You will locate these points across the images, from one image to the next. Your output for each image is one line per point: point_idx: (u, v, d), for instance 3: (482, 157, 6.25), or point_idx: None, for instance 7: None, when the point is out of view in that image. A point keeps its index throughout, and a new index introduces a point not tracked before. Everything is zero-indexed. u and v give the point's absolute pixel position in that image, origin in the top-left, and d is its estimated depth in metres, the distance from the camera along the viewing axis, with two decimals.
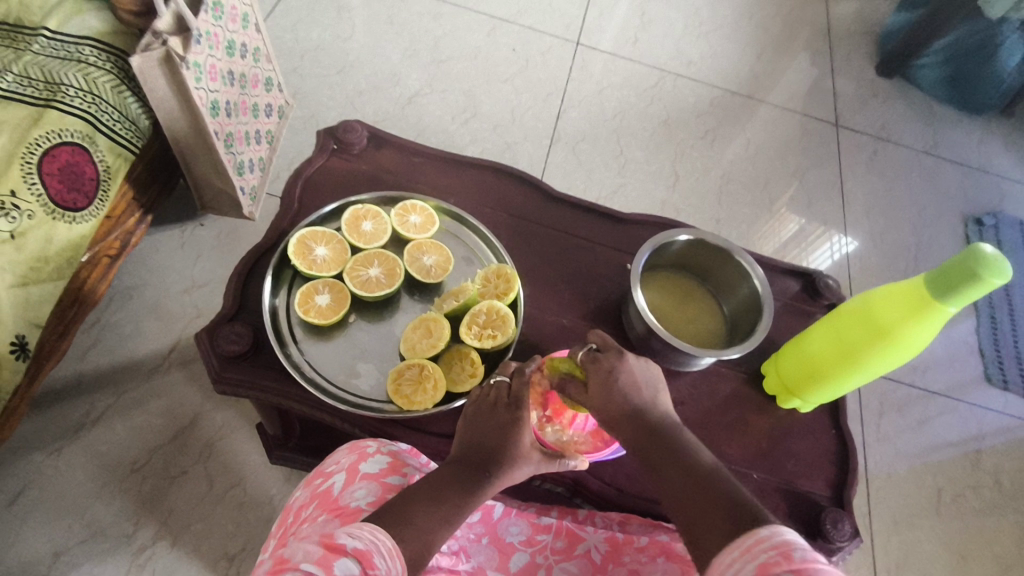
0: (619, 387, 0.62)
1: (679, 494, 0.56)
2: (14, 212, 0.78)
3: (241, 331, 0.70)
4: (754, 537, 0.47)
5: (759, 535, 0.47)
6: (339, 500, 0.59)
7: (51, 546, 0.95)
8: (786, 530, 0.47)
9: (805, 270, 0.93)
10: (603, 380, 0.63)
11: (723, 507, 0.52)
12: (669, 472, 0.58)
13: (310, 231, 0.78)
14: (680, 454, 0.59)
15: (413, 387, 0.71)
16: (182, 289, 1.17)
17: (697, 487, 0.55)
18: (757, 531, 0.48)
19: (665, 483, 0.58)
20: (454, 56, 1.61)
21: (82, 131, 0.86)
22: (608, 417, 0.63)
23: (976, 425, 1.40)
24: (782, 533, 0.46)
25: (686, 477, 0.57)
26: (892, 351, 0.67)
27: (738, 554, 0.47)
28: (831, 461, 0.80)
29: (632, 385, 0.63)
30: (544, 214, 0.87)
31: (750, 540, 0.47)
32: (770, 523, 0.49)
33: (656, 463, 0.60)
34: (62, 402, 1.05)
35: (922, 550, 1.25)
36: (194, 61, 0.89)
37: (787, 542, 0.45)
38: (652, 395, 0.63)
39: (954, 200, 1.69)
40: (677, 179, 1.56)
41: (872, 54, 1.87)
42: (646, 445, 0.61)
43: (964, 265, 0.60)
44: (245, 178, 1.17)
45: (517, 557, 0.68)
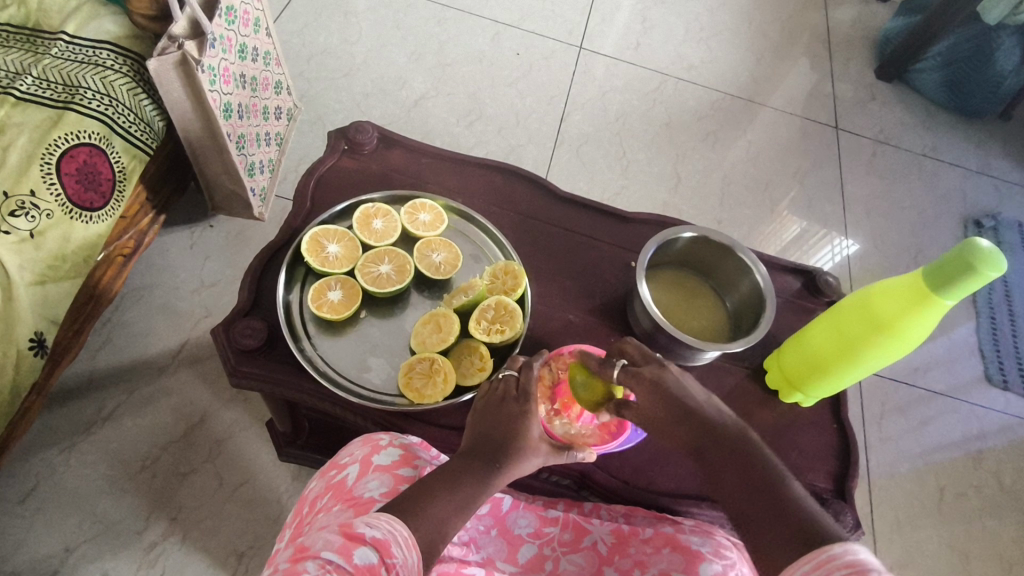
0: (672, 392, 0.64)
1: (739, 499, 0.59)
2: (33, 212, 0.80)
3: (256, 326, 0.72)
4: (828, 553, 0.49)
5: (832, 550, 0.49)
6: (354, 490, 0.61)
7: (64, 541, 0.97)
8: (857, 548, 0.49)
9: (806, 267, 0.95)
10: (653, 387, 0.65)
11: (786, 516, 0.55)
12: (728, 479, 0.60)
13: (322, 228, 0.79)
14: (739, 458, 0.61)
15: (424, 380, 0.73)
16: (193, 288, 1.19)
17: (756, 493, 0.58)
18: (825, 547, 0.50)
19: (725, 487, 0.60)
20: (459, 60, 1.63)
21: (99, 132, 0.88)
22: (662, 420, 0.65)
23: (977, 424, 1.41)
24: (856, 552, 0.48)
25: (742, 482, 0.59)
26: (892, 343, 0.69)
27: (809, 568, 0.50)
28: (832, 455, 0.81)
29: (681, 392, 0.64)
30: (550, 212, 0.89)
31: (822, 555, 0.50)
32: (837, 537, 0.51)
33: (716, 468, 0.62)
34: (75, 400, 1.06)
35: (923, 548, 1.26)
36: (209, 64, 0.91)
37: (862, 562, 0.47)
38: (701, 396, 0.65)
39: (953, 202, 1.70)
40: (679, 181, 1.58)
41: (872, 58, 1.89)
42: (703, 447, 0.63)
43: (960, 258, 0.62)
44: (255, 179, 1.19)
45: (525, 548, 0.70)
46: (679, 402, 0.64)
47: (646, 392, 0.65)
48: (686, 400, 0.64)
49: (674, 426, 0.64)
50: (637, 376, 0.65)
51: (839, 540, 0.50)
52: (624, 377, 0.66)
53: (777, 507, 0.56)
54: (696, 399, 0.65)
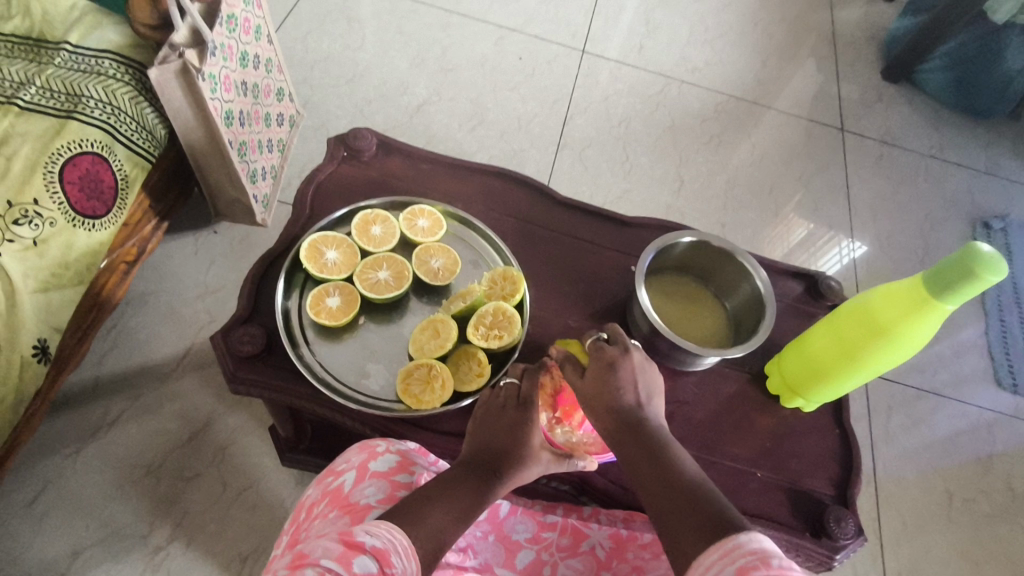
0: (617, 379, 0.62)
1: (658, 496, 0.55)
2: (36, 219, 0.81)
3: (255, 333, 0.72)
4: (733, 543, 0.45)
5: (737, 541, 0.45)
6: (350, 497, 0.61)
7: (69, 546, 0.97)
8: (762, 537, 0.45)
9: (808, 271, 0.94)
10: (602, 369, 0.63)
11: (701, 511, 0.51)
12: (648, 476, 0.56)
13: (321, 235, 0.80)
14: (657, 456, 0.57)
15: (422, 386, 0.73)
16: (196, 294, 1.20)
17: (674, 490, 0.54)
18: (732, 537, 0.46)
19: (644, 485, 0.56)
20: (462, 65, 1.63)
21: (102, 141, 0.88)
22: (597, 408, 0.62)
23: (986, 429, 1.39)
24: (760, 541, 0.44)
25: (663, 479, 0.55)
26: (891, 349, 0.68)
27: (717, 557, 0.45)
28: (834, 461, 0.80)
29: (631, 378, 0.62)
30: (549, 218, 0.88)
31: (730, 545, 0.45)
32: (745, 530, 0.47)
33: (637, 463, 0.58)
34: (80, 405, 1.07)
35: (931, 553, 1.25)
36: (209, 73, 0.91)
37: (764, 549, 0.44)
38: (643, 391, 0.62)
39: (960, 203, 1.69)
40: (682, 184, 1.58)
41: (877, 59, 1.88)
42: (625, 441, 0.59)
43: (960, 263, 0.61)
44: (258, 186, 1.19)
45: (523, 554, 0.70)
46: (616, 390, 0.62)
47: (597, 370, 0.63)
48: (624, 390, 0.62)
49: (606, 413, 0.61)
50: (603, 353, 0.64)
51: (744, 532, 0.46)
52: (593, 353, 0.65)
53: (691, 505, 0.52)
54: (633, 391, 0.62)
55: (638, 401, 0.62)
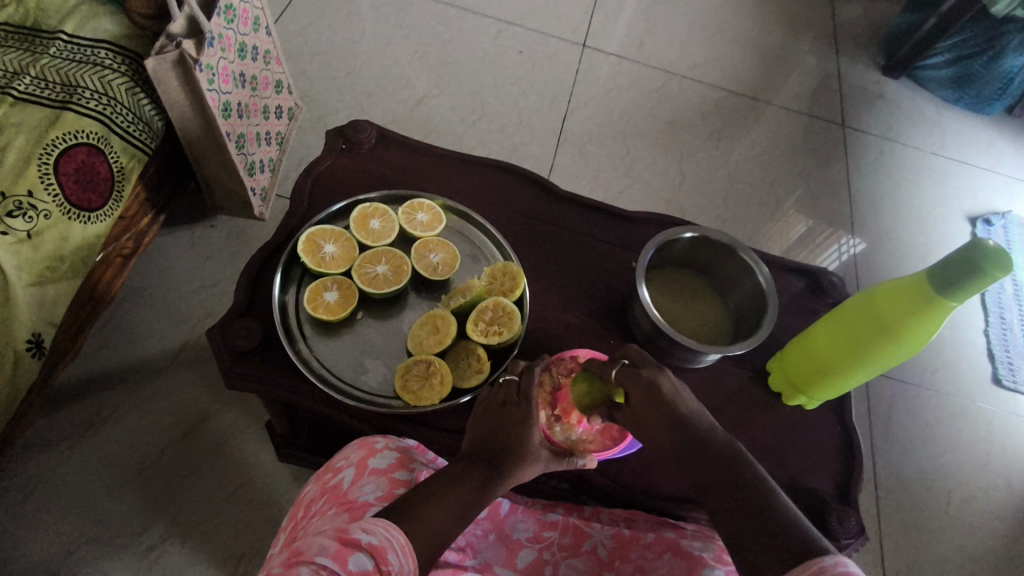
0: (662, 397, 0.64)
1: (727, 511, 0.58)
2: (31, 212, 0.80)
3: (253, 328, 0.71)
4: (821, 564, 0.48)
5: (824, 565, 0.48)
6: (349, 494, 0.61)
7: (64, 541, 0.96)
8: (846, 560, 0.49)
9: (810, 268, 0.93)
10: (647, 390, 0.64)
11: (774, 526, 0.54)
12: (715, 495, 0.59)
13: (318, 228, 0.79)
14: (725, 467, 0.60)
15: (420, 382, 0.72)
16: (193, 288, 1.19)
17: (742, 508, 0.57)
18: (817, 558, 0.49)
19: (714, 501, 0.59)
20: (462, 58, 1.62)
21: (97, 132, 0.87)
22: (651, 423, 0.64)
23: (985, 427, 1.39)
24: (845, 564, 0.48)
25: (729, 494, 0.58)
26: (896, 345, 0.68)
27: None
28: (836, 459, 0.80)
29: (675, 395, 0.64)
30: (549, 212, 0.88)
31: (814, 566, 0.49)
32: (828, 550, 0.50)
33: (703, 481, 0.61)
34: (76, 400, 1.06)
35: (931, 551, 1.24)
36: (207, 63, 0.90)
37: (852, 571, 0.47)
38: (691, 401, 0.65)
39: (961, 200, 1.68)
40: (683, 180, 1.57)
41: (880, 54, 1.87)
42: (693, 458, 0.62)
43: (967, 256, 0.60)
44: (256, 179, 1.18)
45: (524, 553, 0.69)
46: (669, 407, 0.64)
47: (640, 394, 0.65)
48: (678, 404, 0.64)
49: (664, 428, 0.64)
50: (633, 377, 0.65)
51: (831, 554, 0.50)
52: (620, 376, 0.66)
53: (764, 523, 0.55)
54: (692, 410, 0.64)
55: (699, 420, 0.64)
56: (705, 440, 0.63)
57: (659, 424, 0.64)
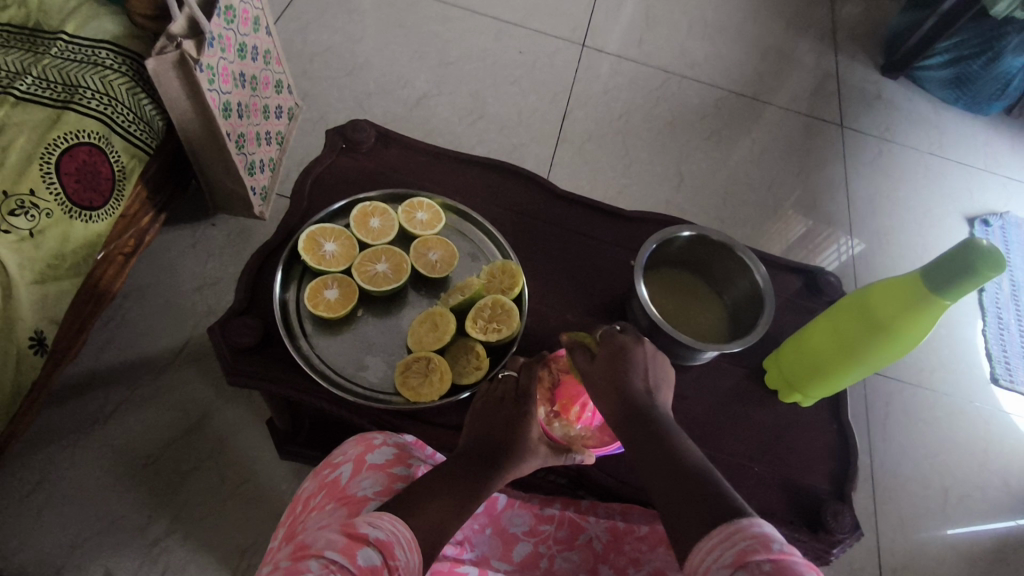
0: (625, 364, 0.61)
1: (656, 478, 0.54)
2: (33, 211, 0.80)
3: (253, 325, 0.72)
4: (743, 531, 0.45)
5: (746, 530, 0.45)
6: (347, 489, 0.61)
7: (65, 539, 0.97)
8: (764, 524, 0.46)
9: (807, 266, 0.94)
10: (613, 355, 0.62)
11: (698, 492, 0.50)
12: (646, 460, 0.55)
13: (319, 227, 0.79)
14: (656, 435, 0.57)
15: (420, 379, 0.72)
16: (194, 287, 1.19)
17: (672, 473, 0.53)
18: (736, 521, 0.46)
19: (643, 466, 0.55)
20: (461, 58, 1.63)
21: (98, 132, 0.88)
22: (604, 391, 0.61)
23: (982, 425, 1.40)
24: (763, 527, 0.45)
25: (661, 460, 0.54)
26: (889, 343, 0.68)
27: (718, 542, 0.46)
28: (832, 456, 0.80)
29: (639, 365, 0.62)
30: (548, 211, 0.88)
31: (737, 531, 0.45)
32: (746, 515, 0.47)
33: (634, 446, 0.57)
34: (77, 398, 1.07)
35: (928, 549, 1.25)
36: (207, 64, 0.91)
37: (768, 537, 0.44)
38: (651, 378, 0.62)
39: (958, 200, 1.69)
40: (681, 179, 1.57)
41: (878, 55, 1.88)
42: (628, 425, 0.58)
43: (960, 257, 0.61)
44: (256, 178, 1.19)
45: (520, 547, 0.70)
46: (622, 374, 0.61)
47: (605, 360, 0.62)
48: (634, 372, 0.61)
49: (613, 396, 0.60)
50: (612, 342, 0.63)
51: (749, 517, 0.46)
52: (601, 342, 0.64)
53: (689, 488, 0.51)
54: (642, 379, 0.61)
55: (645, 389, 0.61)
56: (647, 410, 0.59)
57: (609, 389, 0.60)
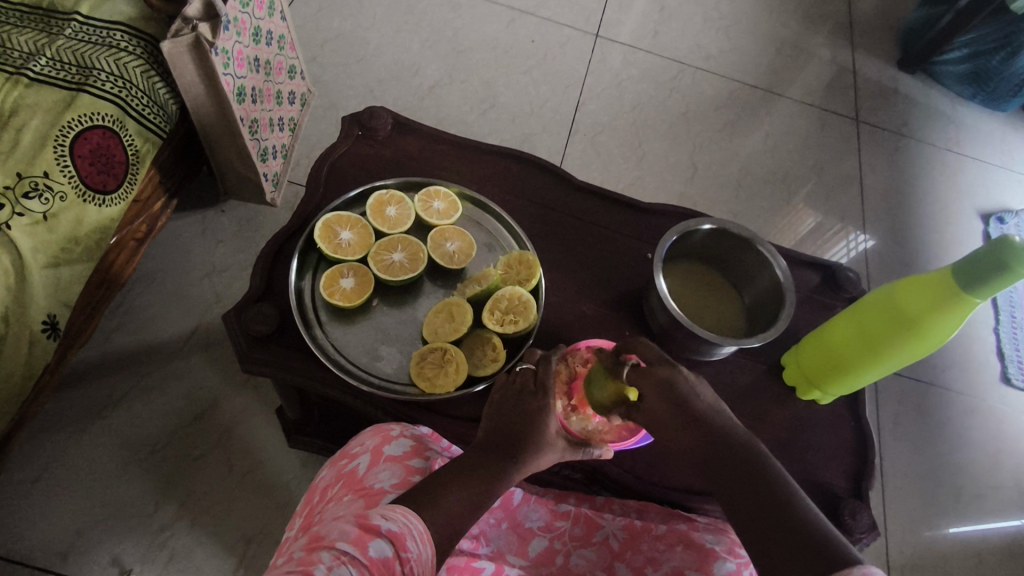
0: (681, 394, 0.64)
1: (757, 523, 0.59)
2: (47, 194, 0.80)
3: (269, 312, 0.71)
4: (849, 575, 0.52)
5: (853, 574, 0.52)
6: (365, 480, 0.61)
7: (76, 522, 0.97)
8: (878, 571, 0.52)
9: (827, 262, 0.93)
10: (666, 390, 0.64)
11: (800, 534, 0.57)
12: (736, 496, 0.62)
13: (335, 215, 0.78)
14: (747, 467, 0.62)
15: (436, 369, 0.72)
16: (205, 273, 1.19)
17: (775, 518, 0.58)
18: (851, 567, 0.52)
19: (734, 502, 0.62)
20: (474, 47, 1.61)
21: (113, 115, 0.87)
22: (668, 423, 0.66)
23: (995, 425, 1.39)
24: None
25: (759, 506, 0.60)
26: (915, 341, 0.67)
27: None
28: (848, 454, 0.80)
29: (692, 394, 0.65)
30: (565, 202, 0.87)
31: None
32: (856, 560, 0.53)
33: (723, 479, 0.63)
34: (88, 382, 1.07)
35: (937, 547, 1.24)
36: (222, 47, 0.90)
37: None
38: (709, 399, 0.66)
39: (975, 197, 1.67)
40: (694, 173, 1.56)
41: (896, 49, 1.85)
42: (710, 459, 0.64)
43: (993, 254, 0.60)
44: (268, 164, 1.18)
45: (536, 542, 0.69)
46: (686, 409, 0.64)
47: (654, 393, 0.65)
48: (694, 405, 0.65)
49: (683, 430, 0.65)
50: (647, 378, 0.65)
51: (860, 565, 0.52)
52: (634, 377, 0.65)
53: (785, 530, 0.57)
54: (710, 414, 0.65)
55: (719, 423, 0.65)
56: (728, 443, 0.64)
57: (676, 424, 0.65)
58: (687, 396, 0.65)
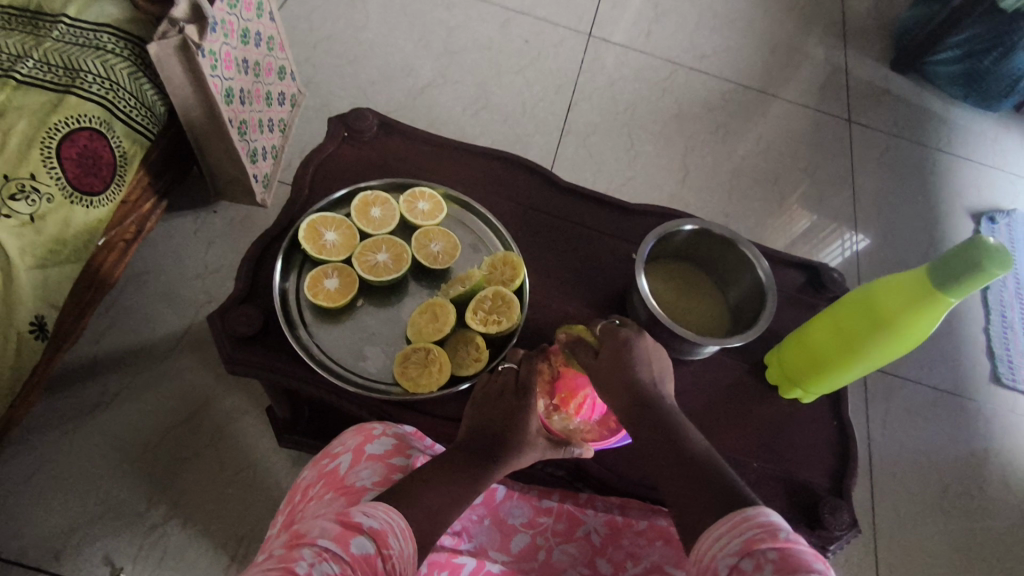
0: (631, 355, 0.63)
1: (670, 478, 0.56)
2: (34, 196, 0.80)
3: (253, 313, 0.72)
4: (742, 515, 0.49)
5: (748, 516, 0.49)
6: (345, 479, 0.61)
7: (66, 522, 0.97)
8: (773, 514, 0.49)
9: (812, 262, 0.93)
10: (616, 350, 0.64)
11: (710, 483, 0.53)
12: (653, 449, 0.58)
13: (320, 216, 0.79)
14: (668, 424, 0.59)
15: (419, 369, 0.72)
16: (196, 274, 1.19)
17: (688, 472, 0.55)
18: (744, 510, 0.49)
19: (651, 456, 0.58)
20: (466, 47, 1.61)
21: (100, 116, 0.87)
22: (603, 378, 0.63)
23: (983, 423, 1.39)
24: (773, 518, 0.48)
25: (675, 461, 0.56)
26: (891, 340, 0.68)
27: (727, 531, 0.49)
28: (830, 452, 0.80)
29: (641, 358, 0.63)
30: (550, 203, 0.88)
31: (739, 518, 0.49)
32: (757, 507, 0.50)
33: (643, 434, 0.60)
34: (79, 382, 1.07)
35: (926, 545, 1.25)
36: (209, 49, 0.90)
37: (778, 528, 0.47)
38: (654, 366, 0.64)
39: (966, 197, 1.68)
40: (686, 173, 1.56)
41: (887, 49, 1.86)
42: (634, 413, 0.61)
43: (966, 255, 0.61)
44: (258, 165, 1.19)
45: (518, 538, 0.70)
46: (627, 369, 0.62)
47: (607, 351, 0.64)
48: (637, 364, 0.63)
49: (614, 384, 0.62)
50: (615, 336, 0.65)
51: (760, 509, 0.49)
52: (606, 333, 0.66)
53: (697, 479, 0.54)
54: (647, 368, 0.63)
55: (650, 376, 0.63)
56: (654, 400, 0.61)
57: (609, 378, 0.63)
58: (634, 355, 0.63)
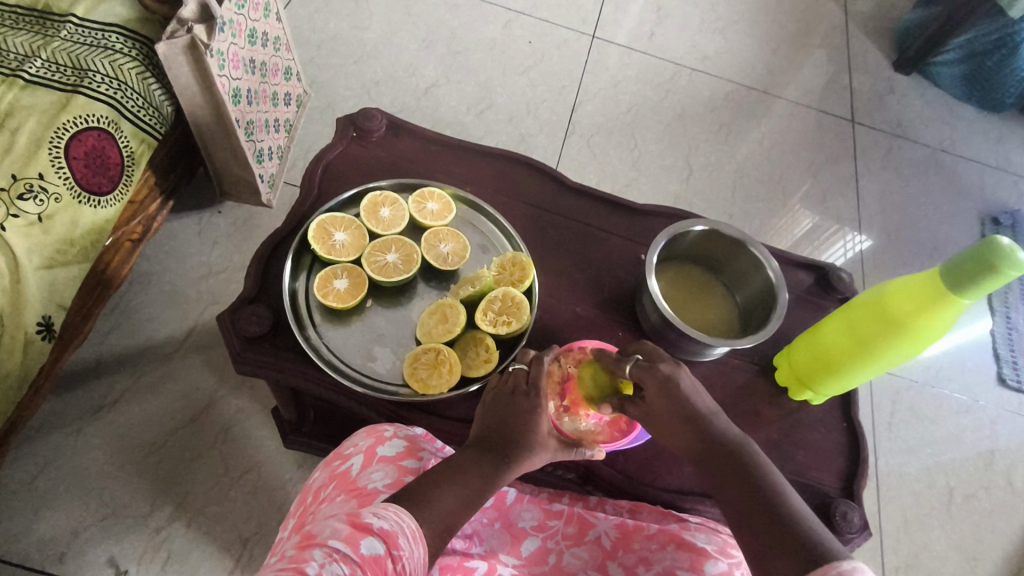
0: (679, 390, 0.64)
1: (744, 518, 0.58)
2: (42, 195, 0.80)
3: (262, 314, 0.71)
4: (836, 569, 0.49)
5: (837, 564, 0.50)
6: (358, 481, 0.61)
7: (72, 523, 0.97)
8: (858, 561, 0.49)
9: (820, 263, 0.93)
10: (662, 385, 0.64)
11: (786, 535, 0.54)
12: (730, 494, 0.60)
13: (329, 216, 0.79)
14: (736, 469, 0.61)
15: (429, 371, 0.72)
16: (201, 274, 1.19)
17: (761, 513, 0.57)
18: (830, 561, 0.50)
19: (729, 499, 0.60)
20: (470, 47, 1.61)
21: (108, 116, 0.87)
22: (668, 420, 0.65)
23: (988, 425, 1.39)
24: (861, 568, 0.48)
25: (747, 501, 0.59)
26: (905, 343, 0.68)
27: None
28: (840, 455, 0.80)
29: (692, 392, 0.64)
30: (559, 203, 0.87)
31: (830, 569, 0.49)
32: (839, 553, 0.51)
33: (715, 477, 0.62)
34: (84, 383, 1.07)
35: (931, 548, 1.25)
36: (218, 49, 0.90)
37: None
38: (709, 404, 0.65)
39: (971, 198, 1.67)
40: (690, 174, 1.56)
41: (892, 50, 1.85)
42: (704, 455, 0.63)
43: (980, 256, 0.60)
44: (264, 165, 1.19)
45: (529, 541, 0.69)
46: (687, 412, 0.64)
47: (656, 388, 0.64)
48: (690, 402, 0.64)
49: (680, 429, 0.64)
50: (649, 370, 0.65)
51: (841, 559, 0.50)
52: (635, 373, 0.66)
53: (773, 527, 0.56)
54: (702, 405, 0.65)
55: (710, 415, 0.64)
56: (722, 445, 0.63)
57: (674, 420, 0.64)
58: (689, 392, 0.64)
